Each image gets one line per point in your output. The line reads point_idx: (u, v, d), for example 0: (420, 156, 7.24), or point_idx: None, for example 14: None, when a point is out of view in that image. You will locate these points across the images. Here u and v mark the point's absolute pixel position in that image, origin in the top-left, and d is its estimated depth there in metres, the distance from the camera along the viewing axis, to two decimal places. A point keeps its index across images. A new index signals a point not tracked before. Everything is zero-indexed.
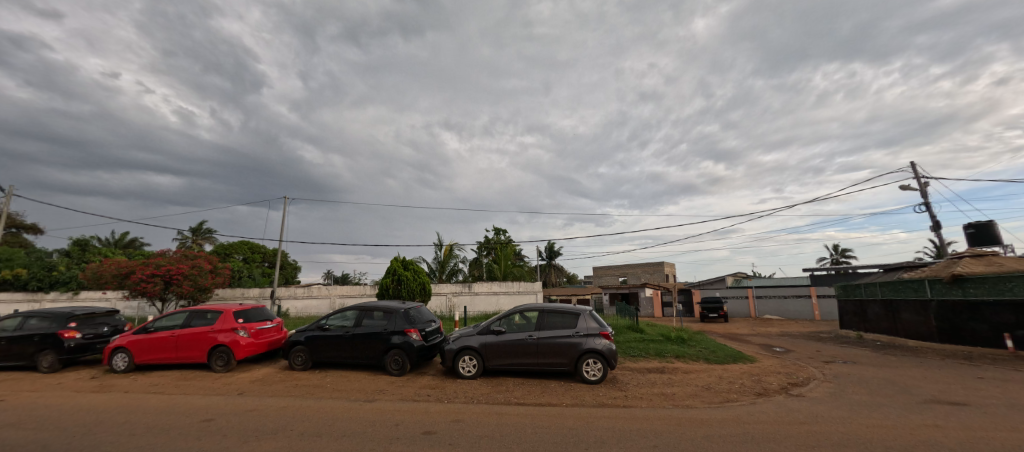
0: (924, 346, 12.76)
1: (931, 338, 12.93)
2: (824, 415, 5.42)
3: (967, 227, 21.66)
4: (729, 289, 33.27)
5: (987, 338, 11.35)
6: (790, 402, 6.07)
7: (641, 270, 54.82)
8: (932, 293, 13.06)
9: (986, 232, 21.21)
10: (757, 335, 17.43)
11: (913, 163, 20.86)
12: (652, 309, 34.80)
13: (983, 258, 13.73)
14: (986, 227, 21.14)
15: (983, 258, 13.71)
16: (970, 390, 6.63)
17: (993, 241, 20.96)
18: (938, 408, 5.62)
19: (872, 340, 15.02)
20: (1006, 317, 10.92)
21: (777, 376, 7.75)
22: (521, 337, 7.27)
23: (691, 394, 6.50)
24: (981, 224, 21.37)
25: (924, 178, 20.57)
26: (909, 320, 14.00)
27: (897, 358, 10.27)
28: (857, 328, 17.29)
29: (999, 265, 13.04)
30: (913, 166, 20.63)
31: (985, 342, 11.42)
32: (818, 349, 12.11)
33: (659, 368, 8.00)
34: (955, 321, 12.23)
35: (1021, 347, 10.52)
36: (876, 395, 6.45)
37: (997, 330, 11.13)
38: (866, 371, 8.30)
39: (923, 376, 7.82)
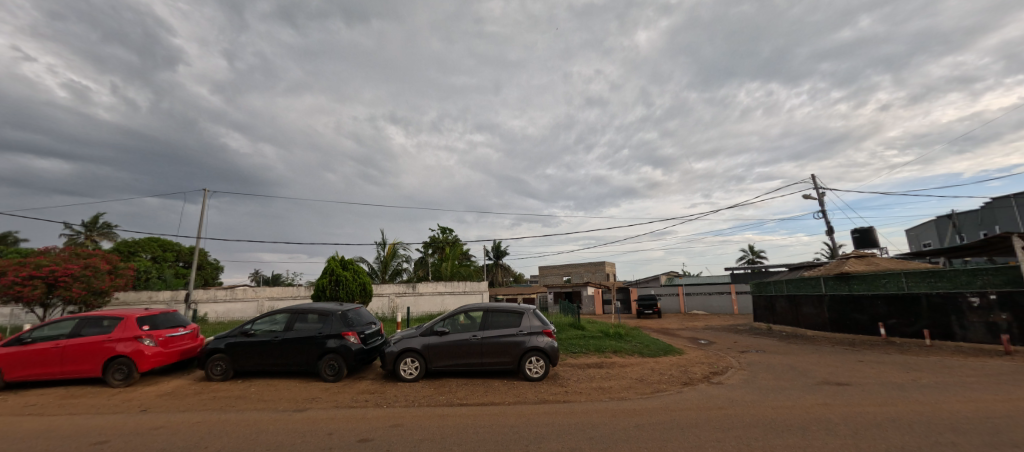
0: (820, 335, 14.61)
1: (825, 328, 14.85)
2: (740, 399, 6.01)
3: (853, 232, 25.15)
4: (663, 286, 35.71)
5: (866, 327, 13.28)
6: (712, 389, 6.65)
7: (584, 269, 57.20)
8: (826, 288, 15.00)
9: (869, 236, 24.82)
10: (686, 330, 18.81)
11: (813, 175, 23.86)
12: (594, 307, 36.35)
13: (865, 258, 16.06)
14: (868, 232, 24.76)
15: (864, 258, 16.05)
16: (850, 372, 7.72)
17: (874, 244, 24.53)
18: (828, 389, 6.47)
19: (780, 331, 16.93)
20: (880, 308, 12.86)
21: (700, 366, 8.45)
22: (465, 337, 7.20)
23: (626, 386, 6.88)
24: (864, 229, 24.99)
25: (822, 188, 23.62)
26: (809, 313, 15.95)
27: (799, 346, 11.63)
28: (768, 321, 19.37)
29: (876, 265, 15.36)
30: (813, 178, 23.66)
31: (864, 331, 13.37)
32: (736, 341, 13.40)
33: (599, 364, 8.36)
34: (843, 313, 14.15)
35: (891, 334, 12.44)
36: (781, 380, 7.28)
37: (874, 320, 13.05)
38: (772, 359, 9.32)
39: (816, 361, 8.97)
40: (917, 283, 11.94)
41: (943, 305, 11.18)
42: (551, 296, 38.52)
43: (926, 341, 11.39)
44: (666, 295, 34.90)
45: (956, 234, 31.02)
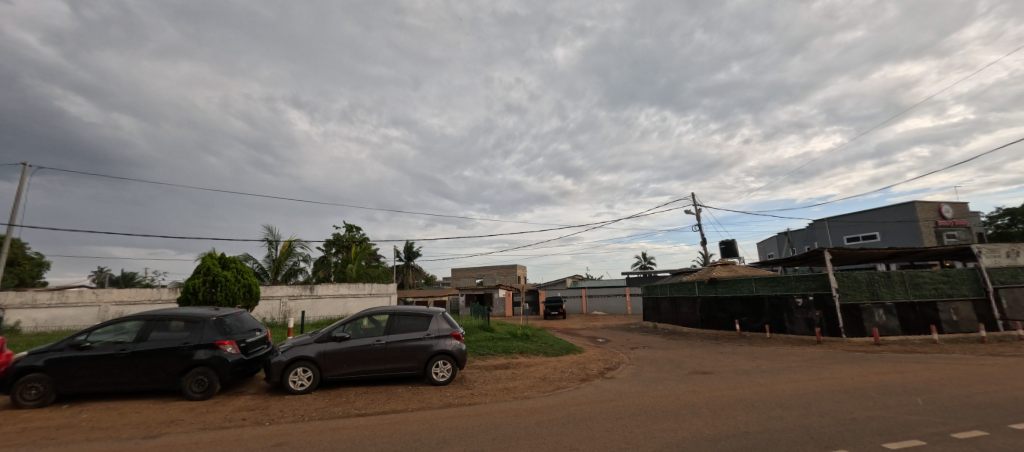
0: (693, 331, 16.99)
1: (697, 325, 17.32)
2: (627, 391, 6.67)
3: (721, 243, 29.82)
4: (568, 289, 38.13)
5: (726, 324, 15.81)
6: (605, 384, 7.28)
7: (496, 272, 58.47)
8: (699, 290, 17.51)
9: (732, 247, 29.64)
10: (586, 329, 20.32)
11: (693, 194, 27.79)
12: (504, 309, 37.23)
13: (728, 265, 19.14)
14: (731, 244, 29.57)
15: (727, 265, 19.12)
16: (713, 362, 9.10)
17: (735, 255, 29.39)
18: (697, 377, 7.54)
19: (662, 329, 19.28)
20: (736, 307, 15.43)
21: (597, 362, 9.19)
22: (367, 343, 6.78)
23: (529, 385, 7.15)
24: (728, 241, 29.80)
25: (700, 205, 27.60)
26: (685, 312, 18.42)
27: (677, 342, 13.37)
28: (653, 319, 21.87)
29: (735, 271, 18.40)
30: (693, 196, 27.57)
31: (724, 327, 15.91)
32: (628, 338, 14.87)
33: (505, 365, 8.55)
34: (710, 311, 16.65)
35: (743, 329, 15.01)
36: (661, 372, 8.28)
37: (732, 317, 15.60)
38: (655, 353, 10.55)
39: (689, 354, 10.39)
40: (763, 286, 14.59)
41: (779, 304, 13.85)
42: (463, 299, 38.45)
43: (766, 335, 13.96)
44: (571, 297, 37.36)
45: (790, 247, 38.85)
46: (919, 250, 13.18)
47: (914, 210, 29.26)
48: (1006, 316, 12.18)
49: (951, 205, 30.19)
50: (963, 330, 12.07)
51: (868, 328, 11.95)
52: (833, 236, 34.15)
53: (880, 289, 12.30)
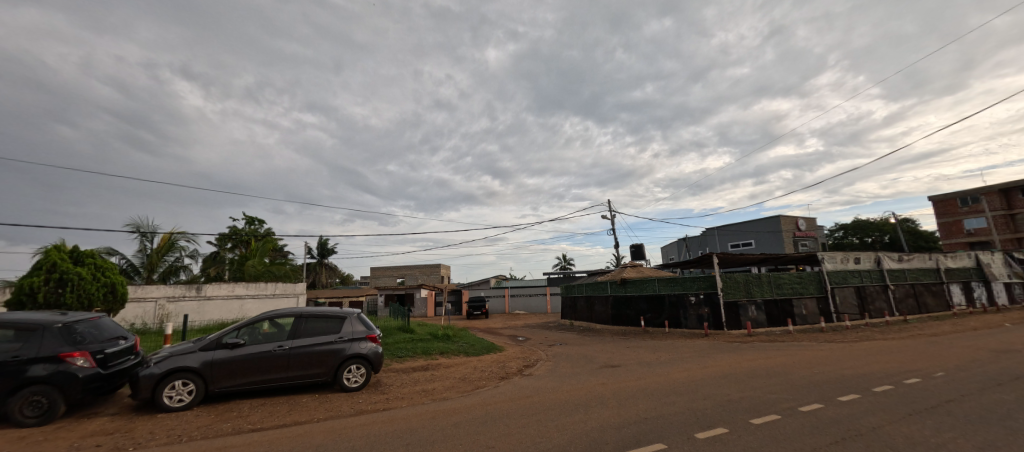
0: (605, 328, 18.31)
1: (608, 322, 18.70)
2: (544, 387, 6.95)
3: (631, 246, 32.66)
4: (492, 288, 38.61)
5: (633, 320, 17.32)
6: (524, 381, 7.49)
7: (419, 271, 56.98)
8: (610, 290, 18.90)
9: (640, 250, 32.65)
10: (507, 328, 20.75)
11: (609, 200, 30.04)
12: (426, 309, 36.37)
13: (636, 267, 21.01)
14: (640, 248, 32.59)
15: (636, 267, 20.98)
16: (621, 355, 9.92)
17: (643, 257, 32.40)
18: (607, 370, 8.15)
19: (578, 326, 20.48)
20: (642, 305, 16.98)
21: (516, 361, 9.42)
22: (266, 349, 6.09)
23: (448, 386, 7.06)
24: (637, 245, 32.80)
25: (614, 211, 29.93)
26: (598, 310, 19.77)
27: (591, 338, 14.28)
28: (570, 317, 23.08)
29: (642, 272, 20.26)
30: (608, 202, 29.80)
31: (631, 323, 17.41)
32: (546, 336, 15.52)
33: (424, 366, 8.34)
34: (620, 309, 18.09)
35: (647, 325, 16.58)
36: (575, 367, 8.78)
37: (637, 314, 17.13)
38: (571, 350, 11.17)
39: (600, 349, 11.20)
40: (664, 285, 16.27)
41: (677, 302, 15.57)
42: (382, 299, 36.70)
43: (666, 329, 15.62)
44: (494, 297, 37.88)
45: (687, 251, 44.06)
46: (782, 256, 15.83)
47: (779, 222, 35.23)
48: (838, 309, 15.24)
49: (804, 219, 36.97)
50: (810, 322, 14.80)
51: (743, 322, 14.02)
52: (719, 242, 39.87)
53: (753, 289, 14.52)
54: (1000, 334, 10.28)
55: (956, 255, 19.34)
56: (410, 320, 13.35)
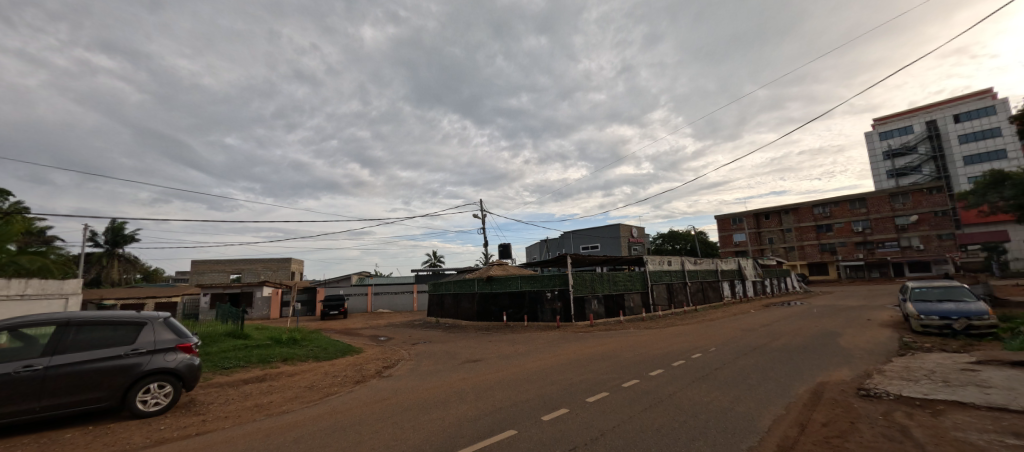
0: (470, 324, 18.79)
1: (474, 318, 19.24)
2: (402, 388, 6.74)
3: (500, 245, 34.39)
4: (353, 286, 35.73)
5: (496, 316, 18.20)
6: (381, 383, 7.13)
7: (262, 266, 48.83)
8: (477, 287, 19.42)
9: (507, 249, 34.68)
10: (368, 328, 19.49)
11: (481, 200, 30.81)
12: (269, 310, 31.43)
13: (502, 265, 22.22)
14: (507, 247, 34.63)
15: (502, 265, 22.15)
16: (483, 350, 10.34)
17: (509, 256, 34.50)
18: (468, 365, 8.39)
19: (444, 323, 20.51)
20: (505, 301, 17.99)
21: (375, 362, 8.91)
22: (1, 371, 4.33)
23: (290, 398, 6.22)
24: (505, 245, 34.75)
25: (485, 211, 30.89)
26: (464, 307, 20.13)
27: (456, 334, 14.50)
28: (436, 314, 22.93)
29: (507, 270, 21.51)
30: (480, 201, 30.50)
31: (494, 318, 18.28)
32: (411, 335, 15.09)
33: (259, 377, 7.17)
34: (485, 305, 18.82)
35: (509, 320, 17.67)
36: (437, 364, 8.79)
37: (501, 310, 18.09)
38: (434, 347, 11.14)
39: (464, 345, 11.47)
40: (525, 283, 17.57)
41: (535, 298, 17.05)
42: (207, 299, 30.18)
43: (525, 323, 16.95)
44: (355, 295, 35.13)
45: (547, 251, 48.63)
46: (619, 258, 18.80)
47: (618, 229, 42.22)
48: (654, 302, 18.94)
49: (636, 228, 44.95)
50: (635, 312, 18.01)
51: (586, 314, 16.26)
52: (572, 244, 45.47)
53: (596, 285, 16.93)
54: (749, 317, 14.31)
55: (727, 260, 26.17)
56: (243, 324, 11.31)
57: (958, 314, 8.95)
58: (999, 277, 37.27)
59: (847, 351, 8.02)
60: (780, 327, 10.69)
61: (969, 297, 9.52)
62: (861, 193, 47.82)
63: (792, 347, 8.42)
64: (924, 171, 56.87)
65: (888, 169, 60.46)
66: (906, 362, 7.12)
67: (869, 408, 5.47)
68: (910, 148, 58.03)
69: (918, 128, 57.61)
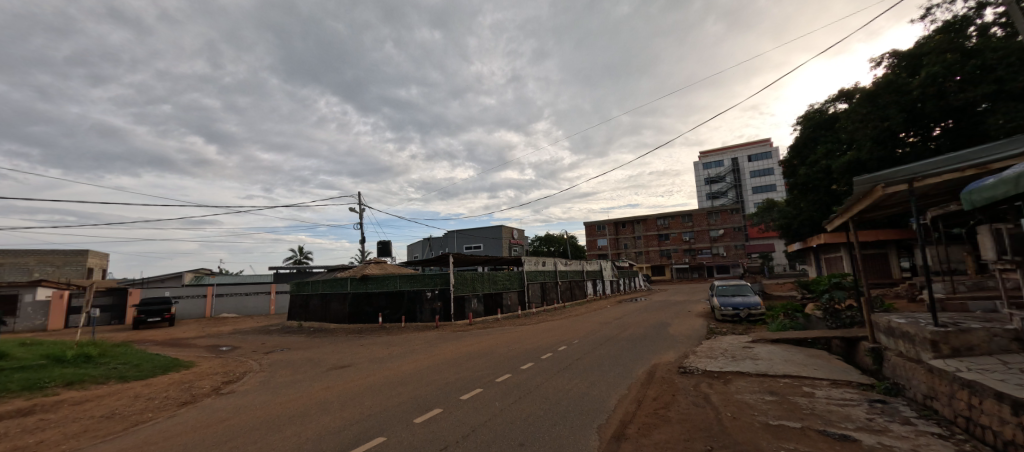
0: (339, 328, 17.19)
1: (344, 321, 17.65)
2: (248, 404, 5.79)
3: (379, 243, 32.45)
4: (183, 288, 29.06)
5: (370, 317, 17.06)
6: (218, 402, 5.99)
7: (35, 261, 36.16)
8: (350, 287, 17.81)
9: (387, 247, 32.94)
10: (204, 337, 16.16)
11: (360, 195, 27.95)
12: (46, 319, 23.51)
13: (380, 263, 20.98)
14: (387, 245, 32.89)
15: (379, 264, 20.87)
16: (353, 355, 9.57)
17: (389, 254, 32.81)
18: (334, 373, 7.67)
19: (307, 328, 18.31)
20: (381, 302, 16.99)
21: (212, 378, 7.45)
22: None
23: (76, 433, 4.75)
24: (385, 242, 32.94)
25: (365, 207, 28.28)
26: (334, 309, 18.30)
27: (321, 339, 13.09)
28: (299, 318, 20.31)
29: (385, 269, 20.36)
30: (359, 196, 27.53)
31: (368, 320, 17.13)
32: (263, 342, 13.04)
33: (22, 411, 5.29)
34: (358, 306, 17.42)
35: (385, 321, 16.76)
36: (296, 374, 7.81)
37: (376, 311, 17.02)
38: (293, 355, 9.88)
39: (330, 350, 10.44)
40: (404, 282, 16.90)
41: (414, 297, 16.58)
42: None
43: (402, 324, 16.34)
44: (187, 298, 28.67)
45: (430, 250, 47.72)
46: (500, 258, 19.61)
47: (500, 231, 44.15)
48: (529, 300, 20.33)
49: (517, 230, 47.59)
50: (511, 310, 19.05)
51: (465, 313, 16.58)
52: (456, 243, 45.64)
53: (476, 285, 17.38)
54: (605, 312, 16.54)
55: (591, 262, 29.69)
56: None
57: (742, 306, 11.89)
58: (766, 278, 50.82)
59: (672, 337, 9.92)
60: (627, 320, 12.63)
61: (749, 293, 12.74)
62: (689, 210, 59.54)
63: (634, 336, 9.99)
64: (728, 196, 73.79)
65: (707, 193, 76.65)
66: (710, 344, 9.15)
67: (684, 382, 6.84)
68: (722, 178, 74.66)
69: (727, 162, 74.57)
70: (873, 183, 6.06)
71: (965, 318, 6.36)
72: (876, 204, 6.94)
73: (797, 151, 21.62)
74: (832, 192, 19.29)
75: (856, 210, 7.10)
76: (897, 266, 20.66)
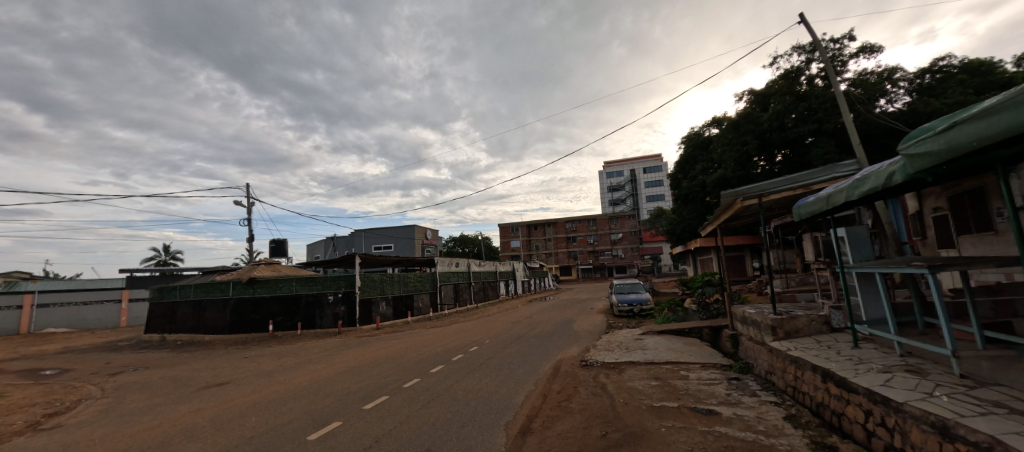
0: (216, 339, 14.83)
1: (223, 331, 15.28)
2: (81, 440, 4.66)
3: (272, 241, 28.96)
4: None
5: (258, 326, 15.08)
6: (35, 441, 4.72)
7: None
8: (232, 292, 15.49)
9: (281, 246, 29.53)
10: (15, 360, 12.56)
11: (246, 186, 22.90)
12: None
13: (272, 265, 18.68)
14: (282, 244, 29.46)
15: (270, 265, 18.55)
16: (234, 370, 8.34)
17: (283, 254, 29.45)
18: (207, 392, 6.60)
19: (174, 341, 15.44)
20: (272, 308, 15.12)
21: (25, 411, 5.84)
22: None
23: None
24: (279, 241, 29.48)
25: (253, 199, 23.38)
26: (210, 318, 15.71)
27: (191, 354, 11.14)
28: (161, 330, 17.00)
29: (278, 271, 18.18)
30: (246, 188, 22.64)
31: (256, 329, 15.11)
32: (108, 361, 10.60)
33: None
34: (242, 314, 15.24)
35: (276, 329, 14.96)
36: (155, 397, 6.54)
37: (266, 318, 15.10)
38: (152, 375, 8.24)
39: (204, 366, 8.95)
40: (302, 285, 15.30)
41: (313, 302, 15.10)
42: None
43: (297, 331, 14.77)
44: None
45: (333, 250, 43.98)
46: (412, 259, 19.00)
47: (413, 231, 42.75)
48: (441, 301, 20.05)
49: (431, 230, 46.59)
50: (422, 312, 18.59)
51: (372, 317, 15.75)
52: (364, 243, 42.92)
53: (385, 287, 16.61)
54: (516, 311, 17.11)
55: (504, 263, 30.45)
56: None
57: (635, 302, 13.29)
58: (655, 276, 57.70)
59: (576, 333, 10.64)
60: (536, 319, 13.20)
61: (640, 290, 14.29)
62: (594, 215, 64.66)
63: (542, 334, 10.49)
64: (627, 203, 82.00)
65: (609, 199, 84.18)
66: (607, 337, 10.04)
67: (585, 374, 7.38)
68: (621, 186, 82.60)
69: (626, 173, 82.73)
70: (735, 197, 7.25)
71: (794, 307, 7.98)
72: (737, 214, 8.32)
73: (681, 167, 24.97)
74: (705, 203, 22.68)
75: (722, 218, 8.41)
76: (749, 265, 25.19)
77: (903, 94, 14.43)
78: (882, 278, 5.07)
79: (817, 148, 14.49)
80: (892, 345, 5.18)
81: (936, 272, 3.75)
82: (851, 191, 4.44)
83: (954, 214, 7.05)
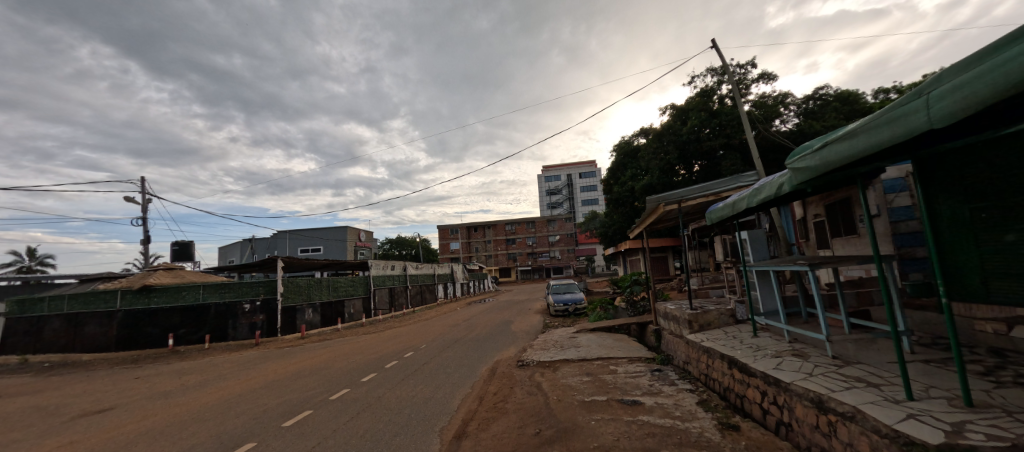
0: (98, 359, 12.68)
1: (108, 348, 13.11)
2: None
3: (175, 244, 25.62)
4: None
5: (155, 341, 13.18)
6: None
7: None
8: (121, 303, 13.37)
9: (188, 249, 26.22)
10: None
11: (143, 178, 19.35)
12: None
13: (173, 270, 16.46)
14: (187, 246, 26.11)
15: (172, 271, 16.34)
16: (120, 393, 7.18)
17: (190, 258, 26.18)
18: (84, 421, 5.61)
19: (39, 363, 12.90)
20: (173, 319, 13.32)
21: None
22: None
23: None
24: (184, 243, 26.12)
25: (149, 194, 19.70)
26: (89, 334, 13.37)
27: (64, 377, 9.39)
28: (23, 350, 14.13)
29: (181, 278, 16.06)
30: (143, 180, 19.31)
31: (152, 344, 13.20)
32: None
33: None
34: (134, 328, 13.21)
35: (178, 343, 13.20)
36: (10, 432, 5.40)
37: (165, 332, 13.25)
38: (5, 406, 6.79)
39: (80, 391, 7.58)
40: (211, 293, 13.71)
41: (225, 311, 13.58)
42: None
43: (205, 345, 13.17)
44: None
45: (251, 254, 40.02)
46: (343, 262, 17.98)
47: (345, 232, 40.44)
48: (376, 306, 19.20)
49: (365, 232, 44.44)
50: (355, 318, 17.63)
51: (297, 325, 14.66)
52: (289, 245, 39.68)
53: (312, 292, 15.53)
54: (454, 314, 16.94)
55: (443, 265, 30.03)
56: None
57: (569, 301, 13.83)
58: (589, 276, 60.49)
59: (513, 333, 10.80)
60: (474, 321, 13.16)
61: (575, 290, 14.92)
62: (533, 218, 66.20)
63: (479, 336, 10.47)
64: (564, 207, 85.12)
65: (548, 203, 86.83)
66: (544, 337, 10.32)
67: (521, 374, 7.52)
68: (559, 190, 85.62)
69: (564, 178, 85.99)
70: (659, 202, 7.85)
71: (706, 303, 8.86)
72: (660, 219, 9.02)
73: (614, 173, 26.57)
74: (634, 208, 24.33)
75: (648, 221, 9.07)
76: (671, 265, 27.50)
77: (793, 115, 16.76)
78: (775, 275, 5.82)
79: (727, 159, 16.29)
80: (782, 332, 5.97)
81: (814, 269, 4.40)
82: (751, 199, 5.04)
83: (829, 220, 8.34)
